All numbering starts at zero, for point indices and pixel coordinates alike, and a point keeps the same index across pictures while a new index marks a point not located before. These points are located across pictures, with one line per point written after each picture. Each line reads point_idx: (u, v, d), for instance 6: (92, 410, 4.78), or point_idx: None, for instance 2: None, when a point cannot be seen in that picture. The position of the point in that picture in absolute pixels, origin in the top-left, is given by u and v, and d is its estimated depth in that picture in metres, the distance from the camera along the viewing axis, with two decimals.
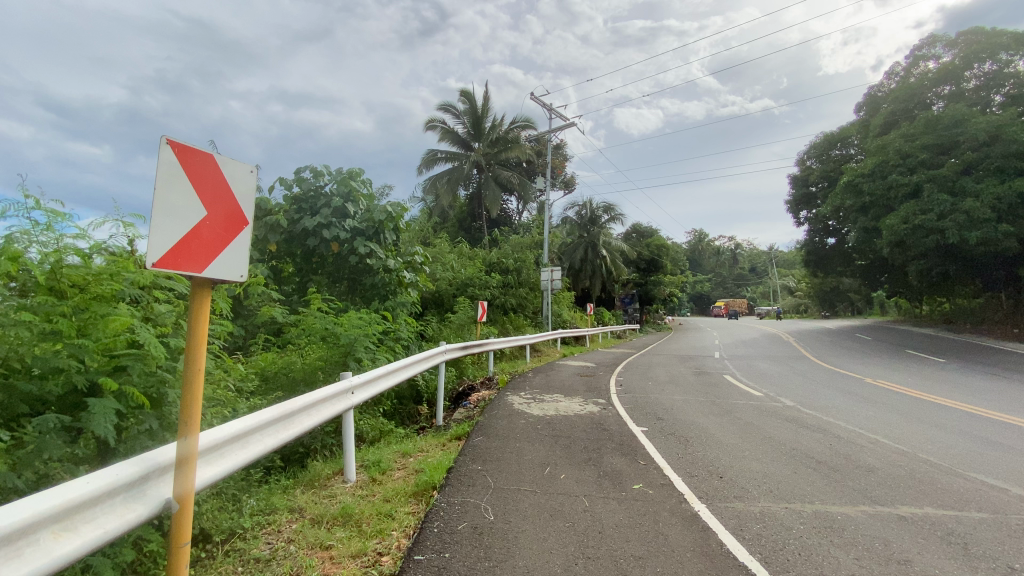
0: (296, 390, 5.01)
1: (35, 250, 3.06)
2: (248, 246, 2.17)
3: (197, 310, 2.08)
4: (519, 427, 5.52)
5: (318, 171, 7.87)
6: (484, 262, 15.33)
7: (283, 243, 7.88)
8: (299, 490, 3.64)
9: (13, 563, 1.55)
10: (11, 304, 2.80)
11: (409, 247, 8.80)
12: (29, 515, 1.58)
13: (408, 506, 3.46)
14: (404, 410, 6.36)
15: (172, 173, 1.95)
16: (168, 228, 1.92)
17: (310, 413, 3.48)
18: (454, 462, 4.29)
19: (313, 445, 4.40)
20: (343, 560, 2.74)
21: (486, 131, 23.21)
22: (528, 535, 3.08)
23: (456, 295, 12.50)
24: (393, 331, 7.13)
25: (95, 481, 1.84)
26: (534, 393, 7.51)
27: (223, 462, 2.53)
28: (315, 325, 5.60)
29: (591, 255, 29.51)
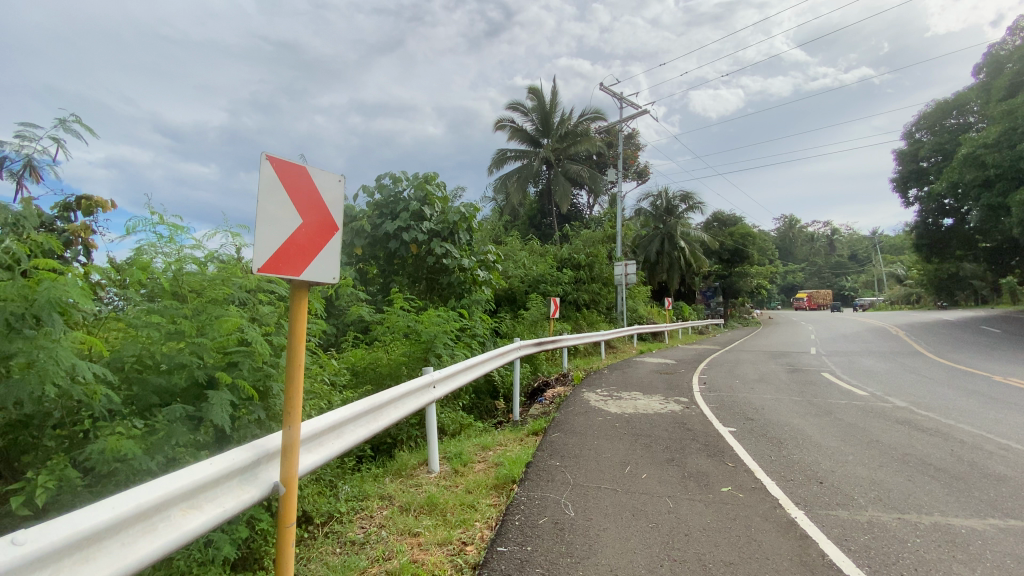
0: (382, 385, 5.29)
1: (161, 260, 3.48)
2: (339, 250, 2.33)
3: (296, 309, 2.27)
4: (597, 425, 5.44)
5: (396, 177, 8.25)
6: (556, 258, 15.27)
7: (367, 246, 8.35)
8: (388, 478, 3.85)
9: (148, 536, 1.77)
10: (143, 308, 3.19)
11: (483, 246, 8.99)
12: (163, 494, 1.80)
13: (491, 498, 3.53)
14: (482, 404, 6.52)
15: (271, 186, 2.12)
16: (270, 238, 2.10)
17: (396, 406, 3.67)
18: (533, 457, 4.32)
19: (399, 437, 4.63)
20: (430, 547, 2.85)
21: (555, 127, 23.15)
22: (610, 534, 3.03)
23: (530, 292, 12.59)
24: (470, 328, 7.30)
25: (216, 464, 2.06)
26: (611, 391, 7.36)
27: (322, 450, 2.75)
28: (398, 322, 5.89)
29: (668, 247, 28.43)
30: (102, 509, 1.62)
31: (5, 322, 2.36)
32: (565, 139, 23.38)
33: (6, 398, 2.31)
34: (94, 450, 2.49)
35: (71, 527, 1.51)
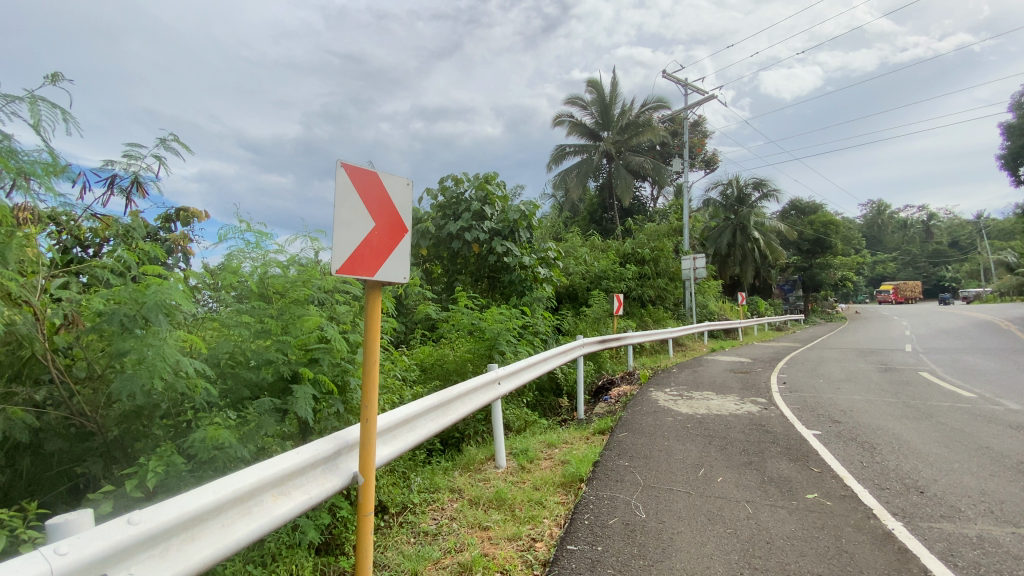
0: (449, 381, 5.42)
1: (249, 264, 3.75)
2: (409, 251, 2.42)
3: (370, 308, 2.38)
4: (666, 425, 5.27)
5: (458, 179, 8.41)
6: (619, 254, 14.92)
7: (431, 247, 8.59)
8: (457, 471, 3.95)
9: (244, 519, 1.93)
10: (234, 308, 3.46)
11: (544, 244, 8.97)
12: (256, 480, 1.94)
13: (558, 496, 3.52)
14: (546, 402, 6.51)
15: (346, 192, 2.22)
16: (346, 241, 2.20)
17: (464, 401, 3.76)
18: (600, 456, 4.25)
19: (466, 431, 4.73)
20: (500, 541, 2.89)
21: (615, 118, 22.71)
22: (684, 538, 2.92)
23: (593, 288, 12.39)
24: (532, 325, 7.29)
25: (302, 453, 2.20)
26: (681, 390, 7.09)
27: (396, 442, 2.87)
28: (462, 320, 6.01)
29: (740, 239, 26.98)
30: (205, 493, 1.76)
31: (120, 323, 2.64)
32: (626, 131, 22.88)
33: (123, 390, 2.59)
34: (196, 439, 2.72)
35: (179, 508, 1.65)
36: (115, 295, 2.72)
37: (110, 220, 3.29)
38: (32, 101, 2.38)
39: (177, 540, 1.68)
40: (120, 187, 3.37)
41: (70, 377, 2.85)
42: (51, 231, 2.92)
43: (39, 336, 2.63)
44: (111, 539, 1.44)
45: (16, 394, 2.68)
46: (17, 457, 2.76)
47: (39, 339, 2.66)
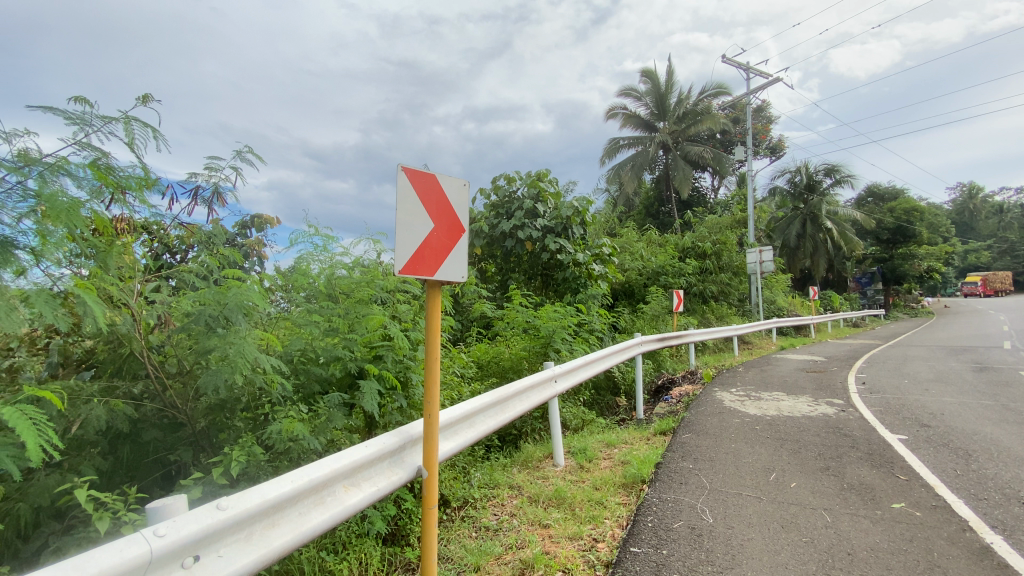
0: (505, 378, 5.46)
1: (318, 266, 3.96)
2: (467, 251, 2.46)
3: (431, 307, 2.43)
4: (732, 427, 5.04)
5: (510, 177, 8.45)
6: (677, 248, 14.43)
7: (485, 246, 8.68)
8: (516, 468, 3.97)
9: (319, 508, 2.03)
10: (304, 307, 3.66)
11: (598, 240, 8.84)
12: (329, 471, 2.04)
13: (619, 496, 3.46)
14: (603, 400, 6.41)
15: (406, 195, 2.28)
16: (407, 243, 2.26)
17: (522, 398, 3.78)
18: (663, 457, 4.13)
19: (523, 429, 4.75)
20: (561, 540, 2.87)
21: (672, 108, 22.07)
22: (755, 545, 2.78)
23: (650, 284, 12.07)
24: (588, 322, 7.19)
25: (371, 446, 2.29)
26: (747, 391, 6.75)
27: (456, 438, 2.93)
28: (518, 318, 6.02)
29: (810, 229, 25.32)
30: (284, 482, 1.87)
31: (206, 323, 2.86)
32: (683, 120, 22.17)
33: (209, 384, 2.80)
34: (273, 431, 2.90)
35: (261, 496, 1.76)
36: (201, 297, 2.96)
37: (195, 228, 3.56)
38: (127, 121, 2.59)
39: (259, 527, 1.79)
40: (203, 197, 3.64)
41: (162, 372, 3.09)
42: (144, 239, 3.19)
43: (136, 335, 2.90)
44: (202, 524, 1.55)
45: (117, 387, 2.97)
46: (117, 445, 2.96)
47: (136, 338, 2.92)
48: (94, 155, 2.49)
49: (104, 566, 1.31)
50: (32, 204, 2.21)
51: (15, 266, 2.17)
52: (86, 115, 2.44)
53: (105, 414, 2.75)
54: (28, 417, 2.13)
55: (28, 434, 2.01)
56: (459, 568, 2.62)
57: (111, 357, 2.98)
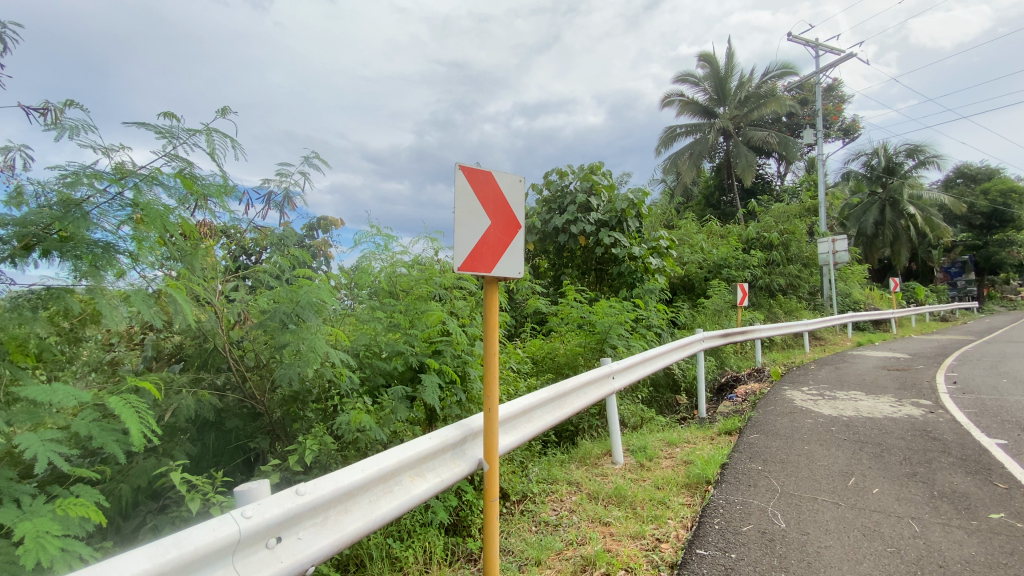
0: (561, 374, 5.44)
1: (379, 264, 4.12)
2: (523, 247, 2.46)
3: (489, 303, 2.45)
4: (805, 428, 4.75)
5: (563, 172, 8.36)
6: (740, 239, 13.77)
7: (538, 242, 8.65)
8: (573, 464, 3.95)
9: (387, 496, 2.11)
10: (368, 304, 3.82)
11: (655, 233, 8.59)
12: (396, 462, 2.11)
13: (682, 497, 3.35)
14: (662, 398, 6.23)
15: (464, 194, 2.31)
16: (465, 241, 2.30)
17: (579, 394, 3.75)
18: (729, 458, 3.97)
19: (581, 425, 4.70)
20: (623, 538, 2.82)
21: (732, 92, 21.21)
22: (834, 553, 2.61)
23: (711, 278, 11.58)
24: (646, 318, 6.98)
25: (434, 438, 2.35)
26: (821, 390, 6.33)
27: (514, 433, 2.96)
28: (572, 314, 5.96)
29: (890, 215, 23.37)
30: (355, 471, 1.95)
31: (282, 319, 3.04)
32: (745, 104, 21.29)
33: (285, 377, 3.00)
34: (342, 422, 3.05)
35: (335, 484, 1.85)
36: (276, 295, 3.15)
37: (267, 230, 3.78)
38: (208, 132, 2.78)
39: (334, 512, 1.89)
40: (275, 202, 3.86)
41: (242, 365, 3.29)
42: (223, 242, 3.43)
43: (219, 331, 3.14)
44: (283, 507, 1.65)
45: (203, 379, 3.21)
46: (205, 433, 3.21)
47: (219, 334, 3.15)
48: (181, 165, 2.70)
49: (199, 544, 1.42)
50: (129, 211, 2.43)
51: (117, 268, 2.40)
52: (173, 128, 2.64)
53: (193, 404, 3.00)
54: (131, 405, 2.37)
55: (132, 421, 2.21)
56: (521, 562, 2.65)
57: (198, 351, 3.25)
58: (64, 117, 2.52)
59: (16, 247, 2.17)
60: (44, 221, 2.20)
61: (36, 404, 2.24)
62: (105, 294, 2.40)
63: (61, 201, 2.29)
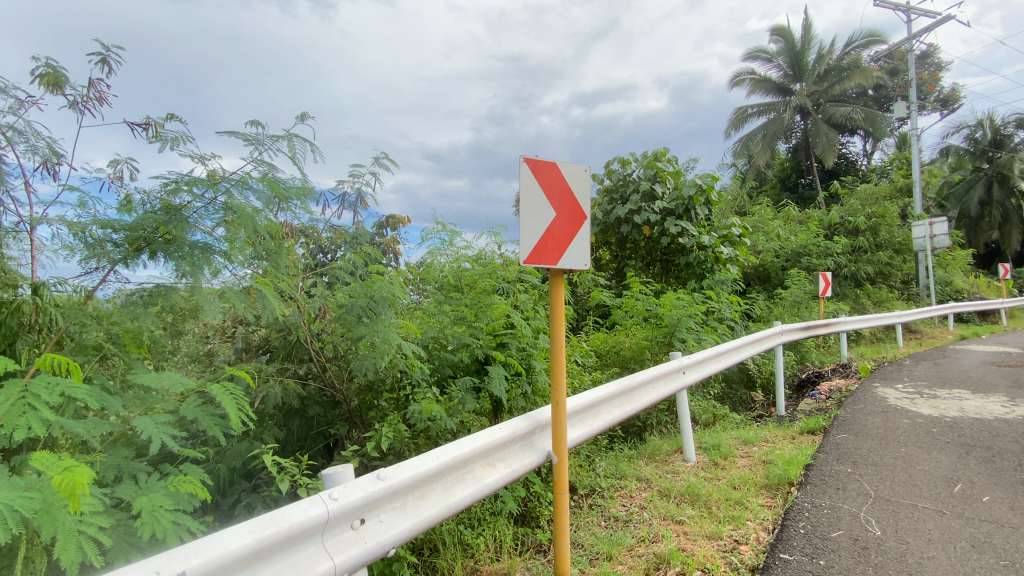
0: (627, 369, 5.31)
1: (444, 259, 4.22)
2: (590, 238, 2.41)
3: (555, 296, 2.43)
4: (901, 428, 4.35)
5: (625, 160, 8.13)
6: (821, 225, 12.81)
7: (599, 233, 8.49)
8: (643, 460, 3.86)
9: (461, 484, 2.16)
10: (435, 298, 3.93)
11: (726, 220, 8.15)
12: (468, 451, 2.15)
13: (762, 498, 3.17)
14: (736, 395, 5.94)
15: (529, 186, 2.30)
16: (531, 233, 2.30)
17: (648, 389, 3.64)
18: (813, 459, 3.71)
19: (649, 421, 4.58)
20: (698, 538, 2.72)
21: (810, 68, 20.10)
22: (938, 565, 2.38)
23: (789, 267, 10.86)
24: (717, 310, 6.64)
25: (504, 429, 2.37)
26: (917, 388, 5.76)
27: (582, 426, 2.93)
28: (638, 306, 5.77)
29: (999, 194, 20.87)
30: (430, 458, 2.01)
31: (358, 313, 3.20)
32: (825, 78, 20.04)
33: (361, 368, 3.16)
34: (414, 411, 3.16)
35: (412, 470, 1.91)
36: (352, 290, 3.31)
37: (342, 229, 3.94)
38: (289, 137, 2.96)
39: (412, 497, 1.96)
40: (349, 202, 4.05)
41: (322, 356, 3.50)
42: (302, 242, 3.63)
43: (302, 324, 3.33)
44: (366, 491, 1.73)
45: (288, 368, 3.45)
46: (290, 419, 3.45)
47: (302, 327, 3.35)
48: (266, 169, 2.89)
49: (294, 522, 1.52)
50: (221, 215, 2.64)
51: (213, 267, 2.61)
52: (259, 135, 2.83)
53: (280, 392, 3.23)
54: (229, 392, 2.58)
55: (231, 406, 2.41)
56: (591, 556, 2.63)
57: (283, 343, 3.48)
58: (164, 130, 2.78)
59: (129, 250, 2.44)
60: (150, 225, 2.46)
61: (146, 390, 2.52)
62: (203, 291, 2.60)
63: (164, 207, 2.55)
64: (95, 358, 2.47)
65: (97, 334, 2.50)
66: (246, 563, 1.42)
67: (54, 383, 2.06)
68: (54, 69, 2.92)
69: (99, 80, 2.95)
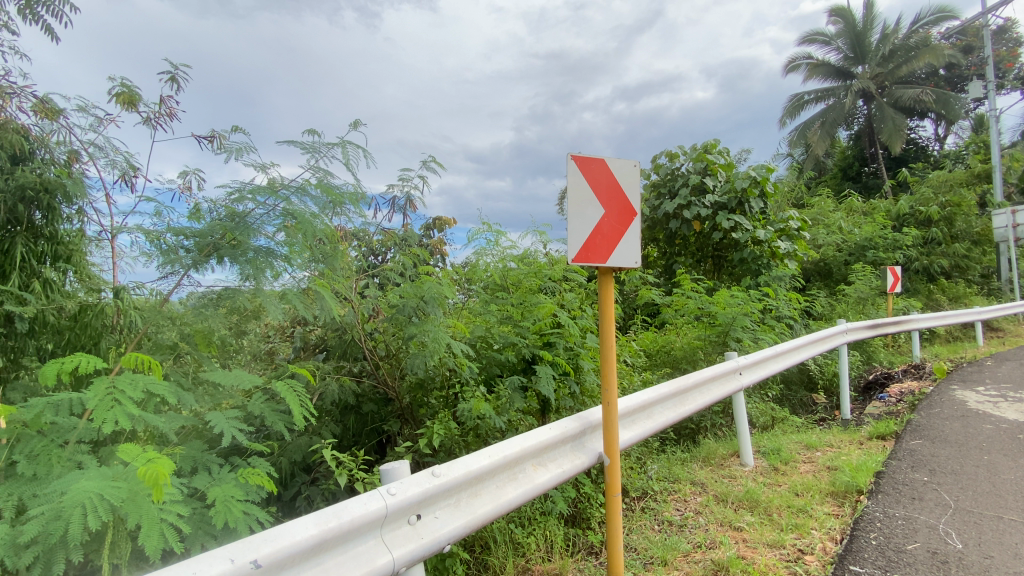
0: (678, 370, 5.17)
1: (490, 259, 4.23)
2: (640, 235, 2.36)
3: (604, 295, 2.39)
4: (984, 435, 4.00)
5: (673, 154, 7.91)
6: (888, 216, 12.02)
7: (647, 230, 8.29)
8: (697, 464, 3.74)
9: (513, 483, 2.17)
10: (482, 298, 3.96)
11: (783, 213, 7.78)
12: (519, 450, 2.15)
13: (828, 506, 3.00)
14: (795, 397, 5.66)
15: (576, 183, 2.28)
16: (579, 231, 2.27)
17: (702, 390, 3.53)
18: (884, 466, 3.48)
19: (702, 423, 4.44)
20: (759, 546, 2.61)
21: (873, 49, 19.03)
22: None
23: (853, 262, 10.22)
24: (775, 308, 6.33)
25: (554, 430, 2.36)
26: (1002, 391, 5.29)
27: (633, 428, 2.88)
28: (689, 304, 5.59)
29: None
30: (483, 457, 2.03)
31: (409, 313, 3.28)
32: (890, 60, 18.87)
33: (414, 366, 3.24)
34: (464, 409, 3.21)
35: (466, 468, 1.94)
36: (403, 291, 3.39)
37: (392, 232, 4.04)
38: (343, 144, 3.06)
39: (466, 495, 1.98)
40: (399, 206, 4.14)
41: (375, 354, 3.61)
42: (355, 245, 3.74)
43: (356, 324, 3.44)
44: (422, 487, 1.77)
45: (344, 366, 3.58)
46: (346, 415, 3.58)
47: (356, 326, 3.47)
48: (322, 176, 3.01)
49: (355, 515, 1.57)
50: (280, 221, 2.77)
51: (274, 270, 2.73)
52: (315, 143, 2.95)
53: (337, 389, 3.36)
54: (292, 389, 2.70)
55: (294, 403, 2.53)
56: (646, 560, 2.57)
57: (339, 342, 3.61)
58: (229, 141, 2.95)
59: (199, 255, 2.61)
60: (218, 232, 2.64)
61: (216, 387, 2.68)
62: (266, 293, 2.73)
63: (229, 215, 2.72)
64: (171, 356, 2.67)
65: (172, 334, 2.69)
66: (312, 553, 1.48)
67: (137, 380, 2.21)
68: (129, 88, 3.15)
69: (169, 97, 3.17)
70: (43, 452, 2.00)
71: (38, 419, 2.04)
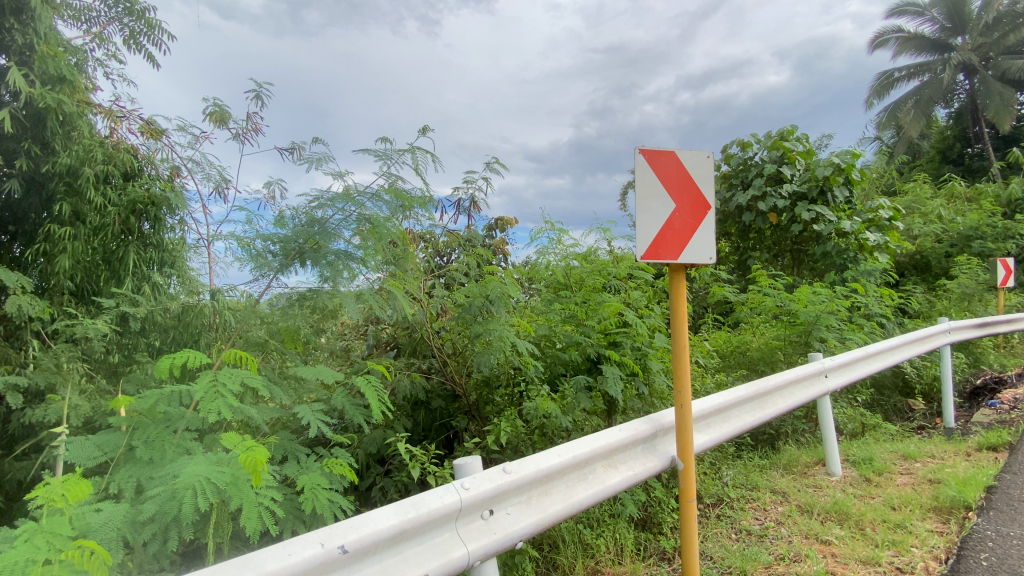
0: (755, 371, 4.94)
1: (551, 259, 4.15)
2: (714, 229, 2.26)
3: (675, 293, 2.31)
4: None
5: (745, 143, 7.52)
6: (999, 202, 10.73)
7: (718, 223, 7.97)
8: (777, 471, 3.54)
9: (582, 484, 2.16)
10: (546, 297, 3.97)
11: (871, 202, 7.17)
12: (588, 451, 2.13)
13: (931, 522, 2.73)
14: (888, 402, 5.20)
15: (645, 177, 2.22)
16: (649, 226, 2.22)
17: (783, 394, 3.33)
18: (997, 480, 3.13)
19: (782, 429, 4.19)
20: (850, 562, 2.42)
21: (976, 15, 17.33)
22: None
23: (955, 253, 9.22)
24: (864, 306, 5.83)
25: (624, 432, 2.31)
26: None
27: (707, 431, 2.77)
28: (766, 303, 5.28)
29: None
30: (553, 456, 2.03)
31: (475, 313, 3.35)
32: (996, 27, 16.93)
33: (481, 364, 3.30)
34: (531, 408, 3.23)
35: (536, 466, 1.95)
36: (469, 290, 3.45)
37: (457, 233, 4.15)
38: (413, 150, 3.18)
39: (536, 493, 1.99)
40: (463, 208, 4.24)
41: (443, 352, 3.72)
42: (423, 246, 3.87)
43: (426, 323, 3.57)
44: (494, 484, 1.80)
45: (415, 363, 3.75)
46: (417, 410, 3.76)
47: (425, 325, 3.60)
48: (393, 181, 3.14)
49: (432, 507, 1.63)
50: (355, 225, 2.93)
51: (350, 272, 2.89)
52: (387, 150, 3.08)
53: (409, 385, 3.54)
54: (370, 385, 2.84)
55: (372, 397, 2.66)
56: (723, 570, 2.47)
57: (409, 340, 3.77)
58: (309, 152, 3.15)
59: (285, 259, 2.81)
60: (301, 237, 2.83)
61: (300, 381, 2.88)
62: (343, 294, 2.89)
63: (309, 220, 2.90)
64: (263, 352, 2.91)
65: (261, 331, 2.92)
66: (392, 542, 1.55)
67: (235, 373, 2.41)
68: (221, 108, 3.44)
69: (254, 114, 3.44)
70: (157, 438, 2.23)
71: (154, 408, 2.29)
